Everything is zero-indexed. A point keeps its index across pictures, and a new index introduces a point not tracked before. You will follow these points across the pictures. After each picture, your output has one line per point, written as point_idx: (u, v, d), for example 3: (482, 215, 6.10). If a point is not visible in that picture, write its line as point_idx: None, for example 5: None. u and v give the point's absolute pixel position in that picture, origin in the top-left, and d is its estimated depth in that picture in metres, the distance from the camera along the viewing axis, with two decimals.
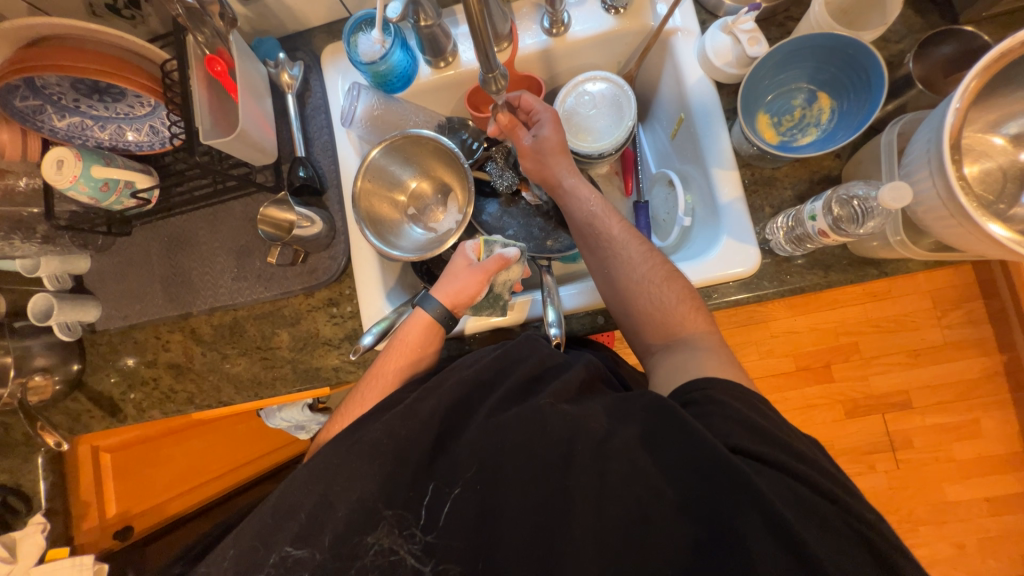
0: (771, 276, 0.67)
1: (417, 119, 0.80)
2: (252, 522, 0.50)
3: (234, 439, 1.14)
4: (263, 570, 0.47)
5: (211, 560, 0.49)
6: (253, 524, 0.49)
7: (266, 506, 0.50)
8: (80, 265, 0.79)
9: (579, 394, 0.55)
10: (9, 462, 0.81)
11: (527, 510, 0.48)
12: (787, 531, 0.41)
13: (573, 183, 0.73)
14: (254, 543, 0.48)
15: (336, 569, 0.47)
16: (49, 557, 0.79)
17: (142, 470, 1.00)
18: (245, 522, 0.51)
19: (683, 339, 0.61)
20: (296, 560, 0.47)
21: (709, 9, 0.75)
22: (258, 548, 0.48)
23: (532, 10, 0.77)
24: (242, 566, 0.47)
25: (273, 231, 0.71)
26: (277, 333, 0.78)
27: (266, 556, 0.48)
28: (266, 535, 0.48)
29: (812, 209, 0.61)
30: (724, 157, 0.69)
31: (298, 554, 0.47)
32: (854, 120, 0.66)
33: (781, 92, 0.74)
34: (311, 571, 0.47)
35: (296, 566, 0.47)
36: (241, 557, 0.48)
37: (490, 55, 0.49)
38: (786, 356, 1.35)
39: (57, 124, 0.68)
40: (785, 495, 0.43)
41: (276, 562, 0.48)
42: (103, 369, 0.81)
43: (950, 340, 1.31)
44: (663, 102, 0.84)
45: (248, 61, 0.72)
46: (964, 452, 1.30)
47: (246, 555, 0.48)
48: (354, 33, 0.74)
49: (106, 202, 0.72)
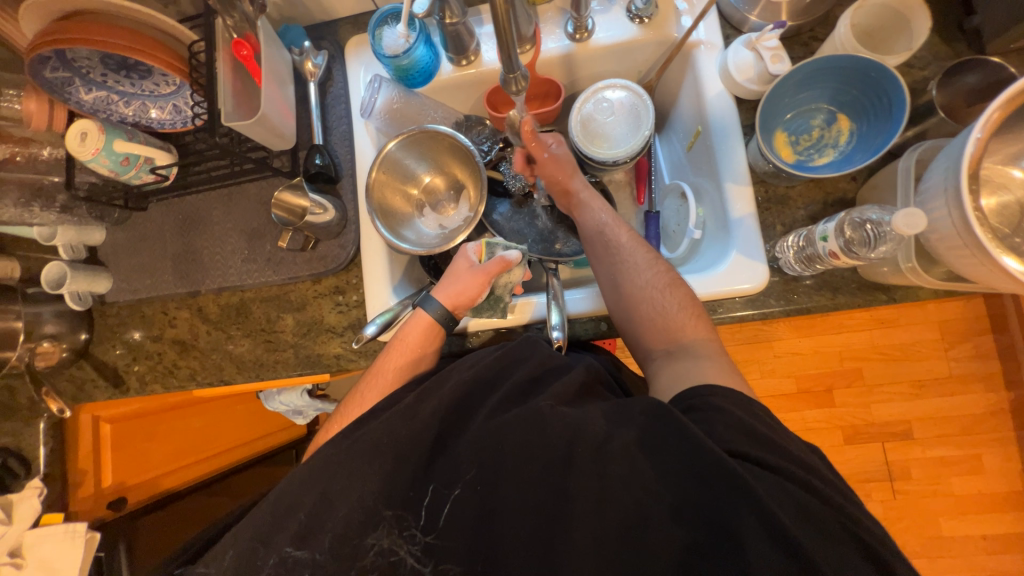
0: (778, 294, 0.67)
1: (435, 115, 0.81)
2: (253, 519, 0.50)
3: (233, 419, 1.19)
4: (262, 570, 0.47)
5: (215, 553, 0.50)
6: (254, 522, 0.50)
7: (266, 503, 0.51)
8: (95, 237, 0.81)
9: (577, 397, 0.55)
10: (14, 424, 0.83)
11: (526, 509, 0.48)
12: (796, 552, 0.40)
13: (588, 196, 0.74)
14: (255, 541, 0.49)
15: (336, 570, 0.48)
16: (44, 521, 0.81)
17: (139, 443, 0.98)
18: (246, 522, 0.51)
19: (688, 349, 0.61)
20: (296, 560, 0.48)
21: (734, 24, 0.75)
22: (258, 548, 0.48)
23: (557, 14, 0.78)
24: (243, 566, 0.48)
25: (286, 216, 0.72)
26: (282, 317, 0.78)
27: (267, 554, 0.48)
28: (267, 531, 0.49)
29: (824, 229, 0.61)
30: (738, 172, 0.69)
31: (299, 555, 0.48)
32: (873, 143, 0.66)
33: (801, 111, 0.73)
34: (310, 571, 0.47)
35: (296, 567, 0.47)
36: (242, 553, 0.48)
37: (513, 56, 0.51)
38: (788, 377, 1.34)
39: (83, 97, 0.69)
40: (796, 521, 0.42)
41: (276, 563, 0.48)
42: (110, 340, 0.82)
43: (956, 373, 1.29)
44: (680, 115, 0.84)
45: (273, 46, 0.73)
46: (964, 487, 1.28)
47: (247, 551, 0.48)
48: (380, 26, 0.74)
49: (125, 176, 0.74)
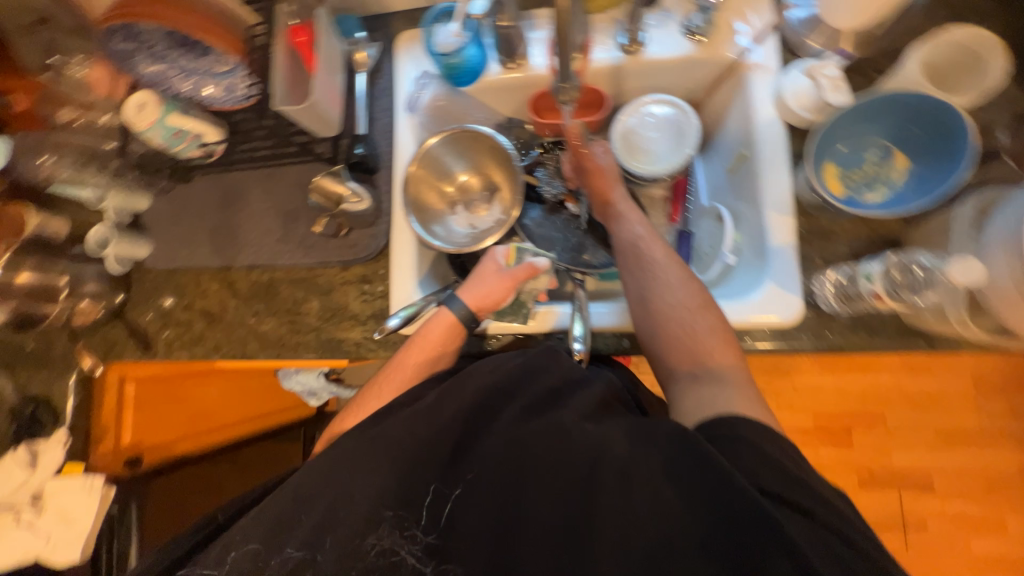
0: (811, 329, 0.64)
1: (477, 114, 0.85)
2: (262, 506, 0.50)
3: (247, 392, 1.18)
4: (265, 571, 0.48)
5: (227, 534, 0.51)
6: (265, 510, 0.50)
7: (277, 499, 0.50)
8: (140, 204, 0.83)
9: (597, 412, 0.54)
10: (45, 375, 0.85)
11: (551, 527, 0.47)
12: None
13: (625, 208, 0.73)
14: (264, 525, 0.49)
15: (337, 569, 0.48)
16: (67, 469, 0.86)
17: (158, 406, 1.01)
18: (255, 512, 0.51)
19: (713, 372, 0.59)
20: (298, 561, 0.48)
21: (791, 48, 0.73)
22: (261, 552, 0.48)
23: (609, 25, 0.77)
24: (248, 548, 0.49)
25: (323, 201, 0.76)
26: (308, 299, 0.79)
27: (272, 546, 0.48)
28: (274, 519, 0.49)
29: (869, 269, 0.60)
30: (781, 201, 0.67)
31: (299, 556, 0.48)
32: (930, 186, 0.63)
33: (858, 143, 0.69)
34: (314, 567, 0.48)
35: (299, 568, 0.48)
36: (251, 533, 0.49)
37: (567, 65, 0.53)
38: (806, 412, 1.30)
39: (146, 69, 0.73)
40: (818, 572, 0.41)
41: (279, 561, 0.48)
42: (144, 305, 0.83)
43: (986, 429, 1.24)
44: (725, 135, 0.82)
45: (329, 37, 0.75)
46: (981, 548, 1.22)
47: (255, 532, 0.49)
48: (434, 23, 0.75)
49: (176, 149, 0.77)
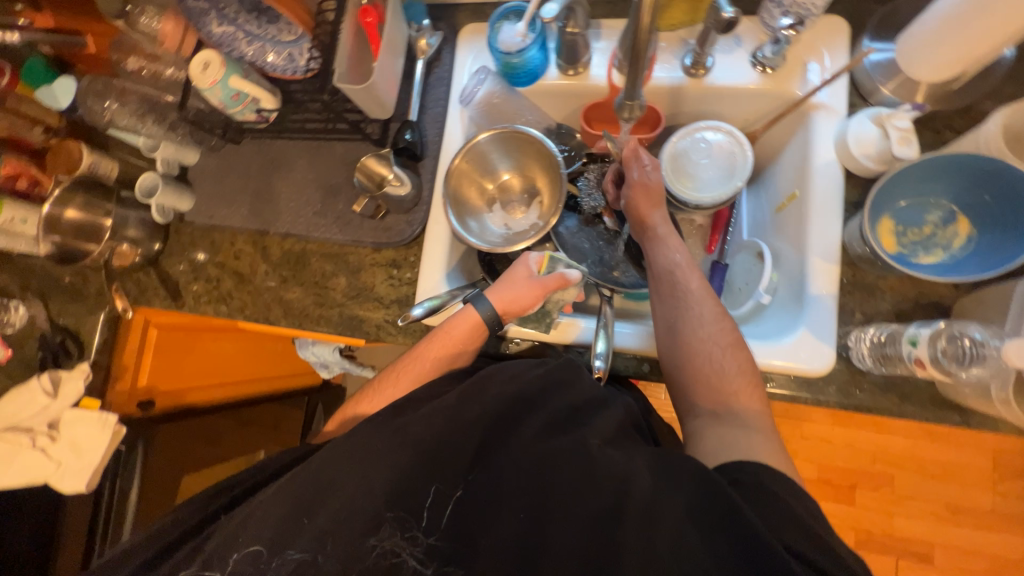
0: (841, 385, 0.63)
1: (528, 117, 0.81)
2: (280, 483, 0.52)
3: (262, 355, 1.21)
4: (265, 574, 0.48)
5: (245, 510, 0.52)
6: (284, 489, 0.51)
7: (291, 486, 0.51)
8: (189, 157, 0.86)
9: (615, 437, 0.54)
10: (77, 307, 0.91)
11: (571, 552, 0.47)
12: None
13: (665, 232, 0.71)
14: (277, 501, 0.50)
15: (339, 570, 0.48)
16: (83, 403, 0.87)
17: (177, 355, 1.02)
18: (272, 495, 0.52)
19: (737, 416, 0.57)
20: (299, 564, 0.48)
21: (862, 93, 0.71)
22: (262, 554, 0.49)
23: (676, 44, 0.76)
24: (258, 526, 0.50)
25: (366, 181, 0.76)
26: (337, 275, 0.81)
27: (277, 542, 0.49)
28: (287, 497, 0.50)
29: (914, 333, 0.57)
30: (828, 249, 0.65)
31: (299, 558, 0.48)
32: (993, 257, 0.61)
33: (918, 201, 0.67)
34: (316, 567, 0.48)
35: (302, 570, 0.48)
36: (262, 509, 0.50)
37: (637, 82, 0.53)
38: (811, 463, 1.27)
39: (213, 29, 0.74)
40: None
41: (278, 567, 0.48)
42: (178, 256, 0.86)
43: (999, 509, 1.19)
44: (777, 172, 0.80)
45: (396, 20, 0.76)
46: None
47: (267, 508, 0.50)
48: (501, 20, 0.75)
49: (231, 109, 0.77)
